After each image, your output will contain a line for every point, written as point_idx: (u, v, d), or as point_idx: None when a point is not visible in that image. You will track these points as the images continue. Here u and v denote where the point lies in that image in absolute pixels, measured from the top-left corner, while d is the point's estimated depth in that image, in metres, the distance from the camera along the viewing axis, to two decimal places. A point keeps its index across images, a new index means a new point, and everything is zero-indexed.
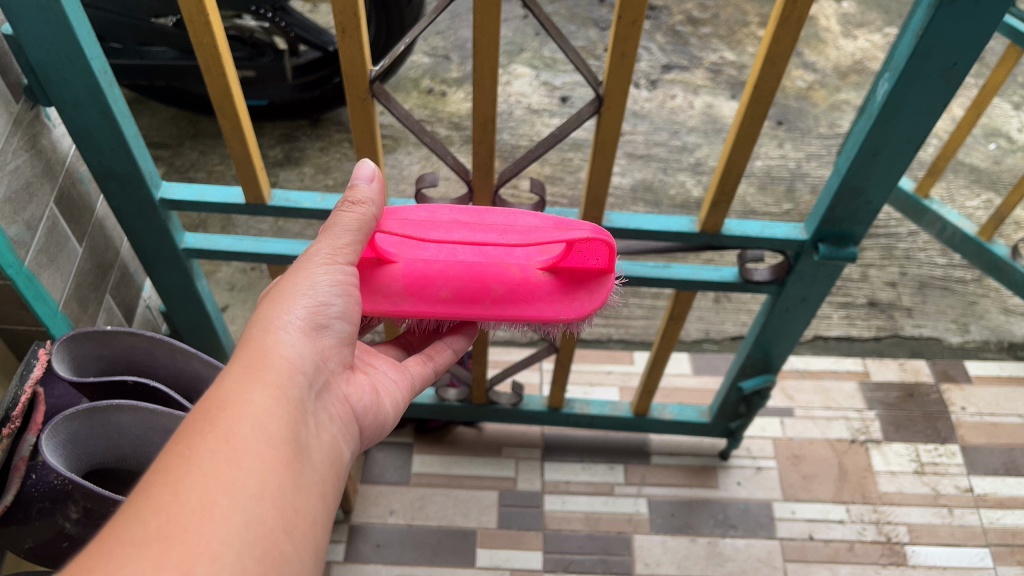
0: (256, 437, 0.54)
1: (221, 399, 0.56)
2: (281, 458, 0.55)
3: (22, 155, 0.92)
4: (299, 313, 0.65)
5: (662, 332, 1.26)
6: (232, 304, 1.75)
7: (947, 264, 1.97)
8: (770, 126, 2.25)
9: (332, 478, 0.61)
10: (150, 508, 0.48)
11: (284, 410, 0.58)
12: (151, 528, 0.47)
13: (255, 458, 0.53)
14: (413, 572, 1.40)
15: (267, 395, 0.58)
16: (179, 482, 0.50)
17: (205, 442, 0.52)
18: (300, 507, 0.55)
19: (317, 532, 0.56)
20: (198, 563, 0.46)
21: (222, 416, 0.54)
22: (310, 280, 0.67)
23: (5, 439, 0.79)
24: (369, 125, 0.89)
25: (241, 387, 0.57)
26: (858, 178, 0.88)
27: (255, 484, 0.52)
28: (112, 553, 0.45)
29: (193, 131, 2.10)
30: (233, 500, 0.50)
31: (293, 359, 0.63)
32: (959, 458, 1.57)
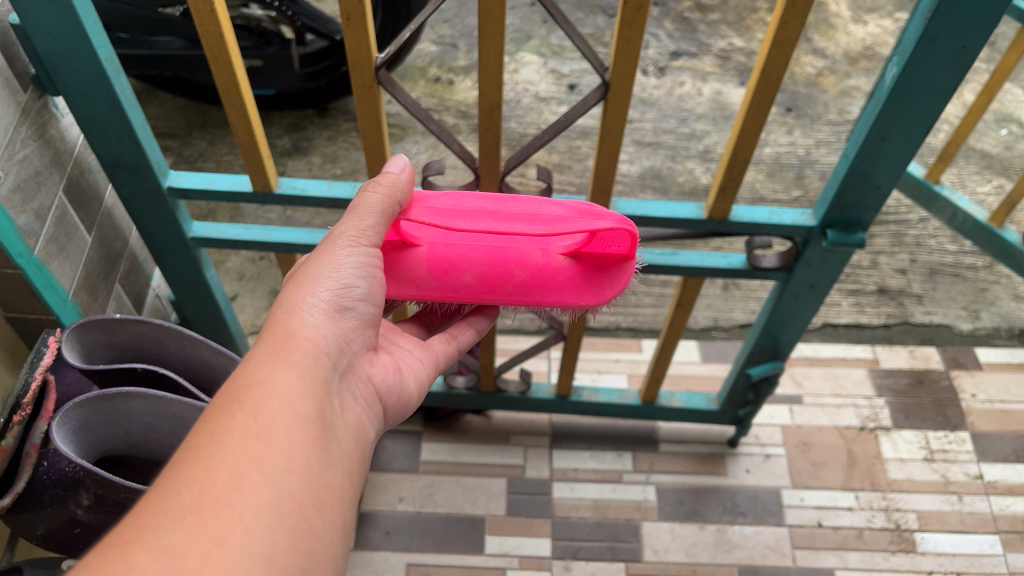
0: (283, 415, 0.55)
1: (248, 379, 0.56)
2: (308, 436, 0.55)
3: (30, 144, 0.92)
4: (322, 294, 0.65)
5: (671, 319, 1.26)
6: (241, 294, 1.76)
7: (958, 251, 1.96)
8: (779, 113, 2.24)
9: (357, 458, 0.61)
10: (183, 482, 0.49)
11: (309, 390, 0.58)
12: (183, 503, 0.48)
13: (283, 436, 0.54)
14: (422, 558, 1.41)
15: (293, 375, 0.58)
16: (210, 458, 0.50)
17: (233, 420, 0.53)
18: (328, 482, 0.55)
19: (345, 508, 0.56)
20: (230, 535, 0.47)
21: (250, 395, 0.55)
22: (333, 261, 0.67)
23: (16, 427, 0.79)
24: (376, 113, 0.89)
25: (266, 368, 0.58)
26: (866, 164, 0.87)
27: (283, 460, 0.53)
28: (147, 527, 0.46)
29: (201, 121, 2.11)
30: (263, 476, 0.51)
31: (316, 341, 0.63)
32: (969, 445, 1.56)
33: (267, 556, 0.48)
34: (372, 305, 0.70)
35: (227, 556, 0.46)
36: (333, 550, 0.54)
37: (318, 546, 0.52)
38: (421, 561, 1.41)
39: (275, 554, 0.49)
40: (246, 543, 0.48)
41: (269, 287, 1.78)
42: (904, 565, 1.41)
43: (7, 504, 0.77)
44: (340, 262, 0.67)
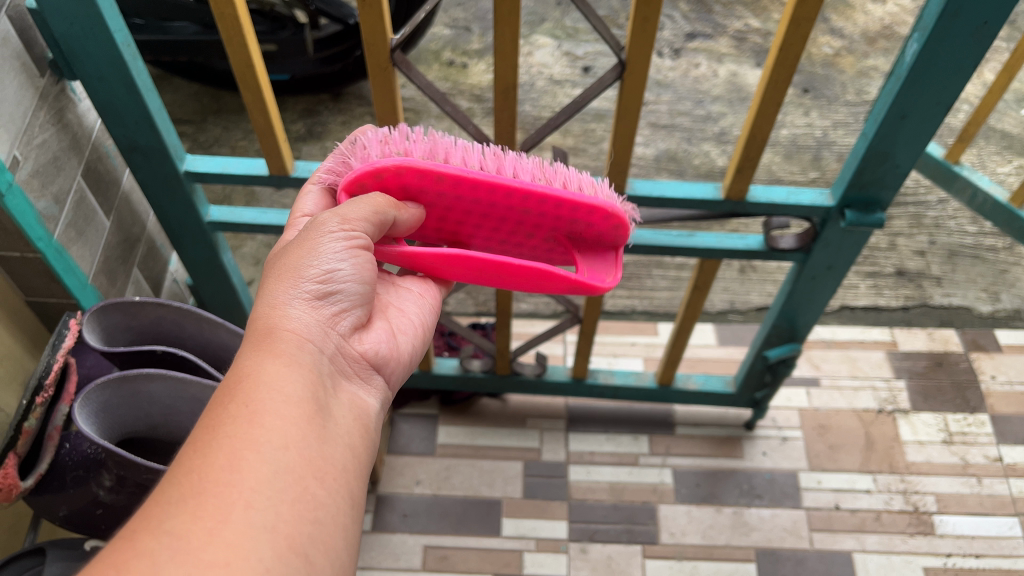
0: (275, 398, 0.55)
1: (236, 374, 0.56)
2: (303, 414, 0.55)
3: (49, 129, 0.93)
4: (305, 285, 0.64)
5: (686, 301, 1.25)
6: (257, 278, 1.77)
7: (978, 232, 1.94)
8: (796, 94, 2.22)
9: (359, 432, 0.62)
10: (183, 471, 0.50)
11: (298, 375, 0.58)
12: (185, 489, 0.48)
13: (277, 416, 0.54)
14: (439, 541, 1.42)
15: (280, 364, 0.58)
16: (207, 446, 0.51)
17: (226, 410, 0.53)
18: (328, 456, 0.55)
19: (350, 479, 0.56)
20: (231, 511, 0.48)
21: (240, 386, 0.55)
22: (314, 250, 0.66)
23: (39, 407, 0.81)
24: (391, 95, 0.88)
25: (254, 360, 0.58)
26: (885, 142, 0.86)
27: (279, 437, 0.53)
28: (153, 514, 0.47)
29: (215, 107, 2.11)
30: (259, 454, 0.51)
31: (300, 330, 0.62)
32: (988, 428, 1.55)
33: (272, 527, 0.48)
34: (363, 285, 0.69)
35: (230, 532, 0.47)
36: (342, 519, 0.54)
37: (324, 515, 0.52)
38: (438, 543, 1.41)
39: (279, 524, 0.49)
40: (248, 517, 0.48)
41: None
42: (922, 547, 1.41)
43: (30, 486, 0.80)
44: (321, 249, 0.65)
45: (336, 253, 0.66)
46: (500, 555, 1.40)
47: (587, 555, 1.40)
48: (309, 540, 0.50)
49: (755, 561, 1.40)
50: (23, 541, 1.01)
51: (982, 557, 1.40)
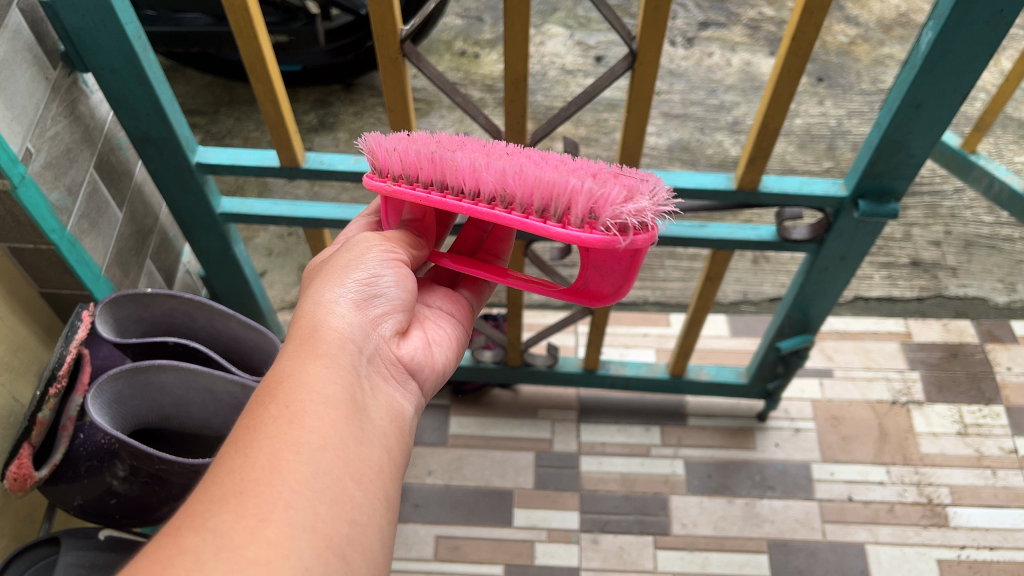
0: (315, 399, 0.54)
1: (278, 375, 0.56)
2: (341, 415, 0.54)
3: (61, 121, 0.93)
4: (347, 289, 0.65)
5: (698, 292, 1.24)
6: (270, 270, 1.77)
7: (994, 222, 1.92)
8: (811, 83, 2.20)
9: (396, 435, 0.60)
10: (224, 471, 0.48)
11: (338, 376, 0.57)
12: (226, 488, 0.47)
13: (316, 417, 0.52)
14: (451, 531, 1.42)
15: (321, 365, 0.57)
16: (248, 446, 0.50)
17: (267, 411, 0.52)
18: (365, 458, 0.54)
19: (386, 483, 0.54)
20: (272, 511, 0.46)
21: (280, 387, 0.54)
22: (360, 263, 0.68)
23: (53, 399, 0.81)
24: (401, 85, 0.88)
25: (295, 361, 0.57)
26: (900, 132, 0.85)
27: (318, 439, 0.51)
28: (195, 514, 0.46)
29: (228, 98, 2.12)
30: (299, 454, 0.50)
31: (342, 330, 0.62)
32: (1004, 419, 1.54)
33: (312, 527, 0.47)
34: (402, 291, 0.69)
35: (271, 531, 0.45)
36: (378, 521, 0.52)
37: (360, 517, 0.50)
38: (449, 533, 1.42)
39: (319, 524, 0.47)
40: (289, 516, 0.46)
41: (298, 263, 1.79)
42: (936, 539, 1.40)
43: (44, 476, 0.81)
44: (363, 260, 0.68)
45: (376, 262, 0.68)
46: (512, 546, 1.40)
47: (598, 546, 1.40)
48: (347, 540, 0.48)
49: (768, 552, 1.40)
50: (38, 529, 1.02)
51: (997, 549, 1.39)
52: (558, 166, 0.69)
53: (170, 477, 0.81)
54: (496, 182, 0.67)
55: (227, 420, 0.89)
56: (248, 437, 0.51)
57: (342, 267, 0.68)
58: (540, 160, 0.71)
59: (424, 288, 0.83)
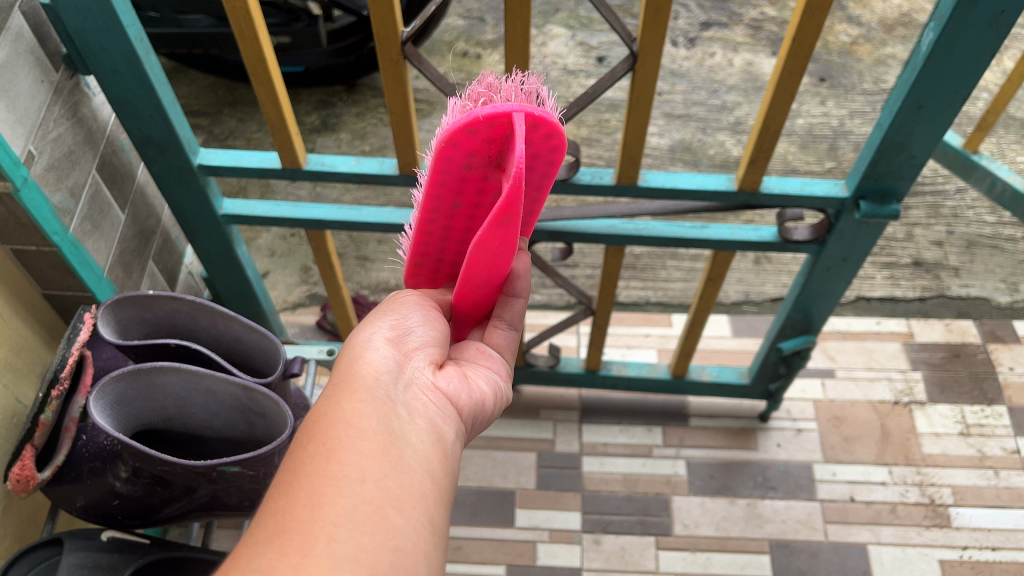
0: (351, 434, 0.53)
1: (316, 415, 0.55)
2: (379, 446, 0.53)
3: (63, 124, 0.93)
4: (379, 329, 0.67)
5: (700, 293, 1.24)
6: (272, 271, 1.78)
7: (997, 222, 1.92)
8: (813, 83, 2.19)
9: (439, 459, 0.57)
10: (268, 514, 0.47)
11: (374, 408, 0.56)
12: (269, 530, 0.46)
13: (353, 450, 0.51)
14: (453, 531, 1.42)
15: (357, 398, 0.57)
16: (288, 487, 0.49)
17: (305, 451, 0.51)
18: (408, 484, 0.52)
19: (432, 509, 0.52)
20: (313, 546, 0.45)
21: (317, 426, 0.54)
22: (392, 311, 0.70)
23: (56, 401, 0.82)
24: (402, 87, 0.88)
25: (331, 399, 0.57)
26: (901, 133, 0.85)
27: (357, 471, 0.50)
28: (240, 558, 0.45)
29: (230, 99, 2.12)
30: (339, 488, 0.48)
31: (376, 363, 0.63)
32: (1007, 419, 1.54)
33: (355, 558, 0.45)
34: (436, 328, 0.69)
35: (313, 565, 0.44)
36: (426, 547, 0.49)
37: (406, 543, 0.48)
38: (452, 534, 1.42)
39: (362, 554, 0.46)
40: (331, 550, 0.45)
41: (300, 264, 1.80)
42: (938, 540, 1.40)
43: (47, 478, 0.82)
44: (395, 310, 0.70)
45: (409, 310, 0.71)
46: (514, 546, 1.41)
47: (600, 546, 1.41)
48: (394, 568, 0.47)
49: (769, 553, 1.40)
50: (42, 529, 1.03)
51: (999, 550, 1.39)
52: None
53: (173, 478, 0.81)
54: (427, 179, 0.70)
55: (229, 421, 0.89)
56: (290, 477, 0.50)
57: (377, 314, 0.70)
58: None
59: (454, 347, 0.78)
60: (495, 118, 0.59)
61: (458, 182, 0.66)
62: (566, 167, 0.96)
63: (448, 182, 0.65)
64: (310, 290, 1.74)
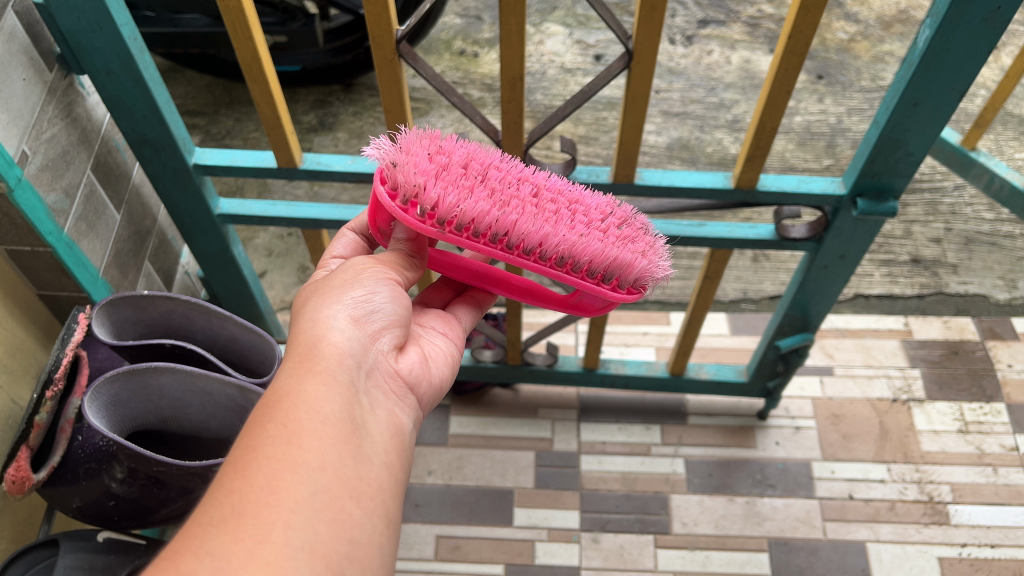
0: (313, 418, 0.53)
1: (277, 393, 0.55)
2: (339, 434, 0.54)
3: (58, 124, 0.93)
4: (344, 306, 0.65)
5: (698, 291, 1.24)
6: (270, 270, 1.78)
7: (995, 219, 1.91)
8: (811, 80, 2.19)
9: (396, 450, 0.59)
10: (223, 493, 0.48)
11: (337, 393, 0.56)
12: (224, 511, 0.47)
13: (315, 436, 0.52)
14: (452, 530, 1.42)
15: (320, 382, 0.56)
16: (246, 467, 0.49)
17: (266, 431, 0.52)
18: (365, 475, 0.53)
19: (386, 500, 0.54)
20: (269, 532, 0.46)
21: (278, 406, 0.54)
22: (355, 284, 0.67)
23: (51, 402, 0.83)
24: (397, 86, 0.88)
25: (293, 379, 0.57)
26: (897, 131, 0.85)
27: (317, 459, 0.51)
28: (194, 537, 0.46)
29: (228, 99, 2.12)
30: (299, 475, 0.49)
31: (340, 345, 0.61)
32: (1005, 416, 1.54)
33: (310, 547, 0.47)
34: (399, 308, 0.68)
35: (269, 553, 0.45)
36: (380, 539, 0.52)
37: (361, 535, 0.50)
38: (450, 533, 1.42)
39: (318, 544, 0.47)
40: (286, 538, 0.46)
41: (297, 263, 1.79)
42: (937, 537, 1.40)
43: (43, 479, 0.81)
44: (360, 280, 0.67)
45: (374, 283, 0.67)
46: (513, 545, 1.41)
47: (599, 545, 1.40)
48: (347, 558, 0.48)
49: (768, 551, 1.40)
50: (38, 531, 1.02)
51: (998, 547, 1.39)
52: (610, 229, 0.77)
53: (167, 479, 0.81)
54: (563, 245, 0.74)
55: (225, 422, 0.89)
56: (248, 456, 0.51)
57: (338, 286, 0.67)
58: (582, 207, 0.78)
59: (420, 317, 0.80)
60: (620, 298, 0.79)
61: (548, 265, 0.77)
62: (562, 165, 0.96)
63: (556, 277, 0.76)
64: None
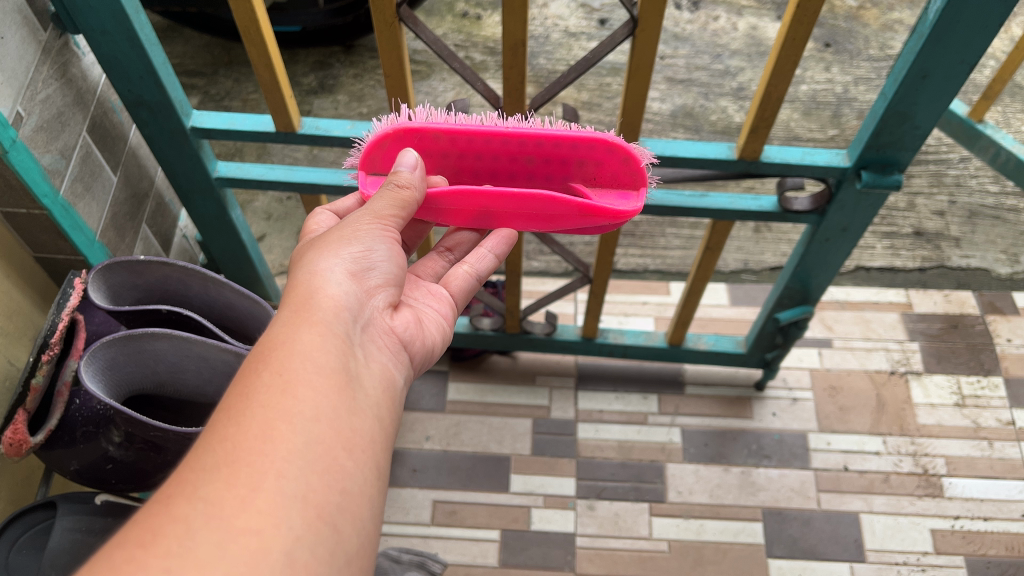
0: (308, 368, 0.53)
1: (273, 341, 0.55)
2: (335, 385, 0.53)
3: (53, 84, 0.92)
4: (342, 258, 0.64)
5: (698, 261, 1.23)
6: (269, 234, 1.77)
7: (1000, 192, 1.89)
8: (817, 48, 2.16)
9: (388, 404, 0.59)
10: (217, 439, 0.48)
11: (333, 345, 0.56)
12: (219, 456, 0.47)
13: (310, 387, 0.52)
14: (448, 496, 1.43)
15: (316, 332, 0.56)
16: (241, 414, 0.49)
17: (261, 379, 0.52)
18: (358, 427, 0.53)
19: (376, 453, 0.54)
20: (262, 480, 0.46)
21: (274, 354, 0.53)
22: (357, 236, 0.66)
23: (47, 365, 0.82)
24: (397, 50, 0.86)
25: (288, 328, 0.56)
26: (905, 103, 0.84)
27: (313, 408, 0.51)
28: (189, 481, 0.46)
29: (227, 59, 2.09)
30: (293, 424, 0.49)
31: (338, 298, 0.61)
32: (1002, 391, 1.54)
33: (302, 496, 0.47)
34: (398, 265, 0.68)
35: (262, 500, 0.45)
36: (371, 491, 0.52)
37: (353, 487, 0.50)
38: (447, 498, 1.43)
39: (310, 494, 0.47)
40: (280, 486, 0.46)
41: (297, 228, 1.78)
42: (930, 509, 1.41)
43: (40, 442, 0.81)
44: (360, 233, 0.66)
45: (373, 234, 0.66)
46: (508, 511, 1.42)
47: (594, 512, 1.42)
48: (339, 509, 0.48)
49: (762, 520, 1.41)
50: (37, 493, 1.03)
51: (991, 520, 1.40)
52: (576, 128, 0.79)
53: (165, 443, 0.81)
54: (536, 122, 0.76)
55: (221, 387, 0.88)
56: (242, 404, 0.51)
57: (338, 239, 0.66)
58: None
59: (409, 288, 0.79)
60: (624, 149, 0.74)
61: (539, 150, 0.75)
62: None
63: (550, 141, 0.74)
64: None
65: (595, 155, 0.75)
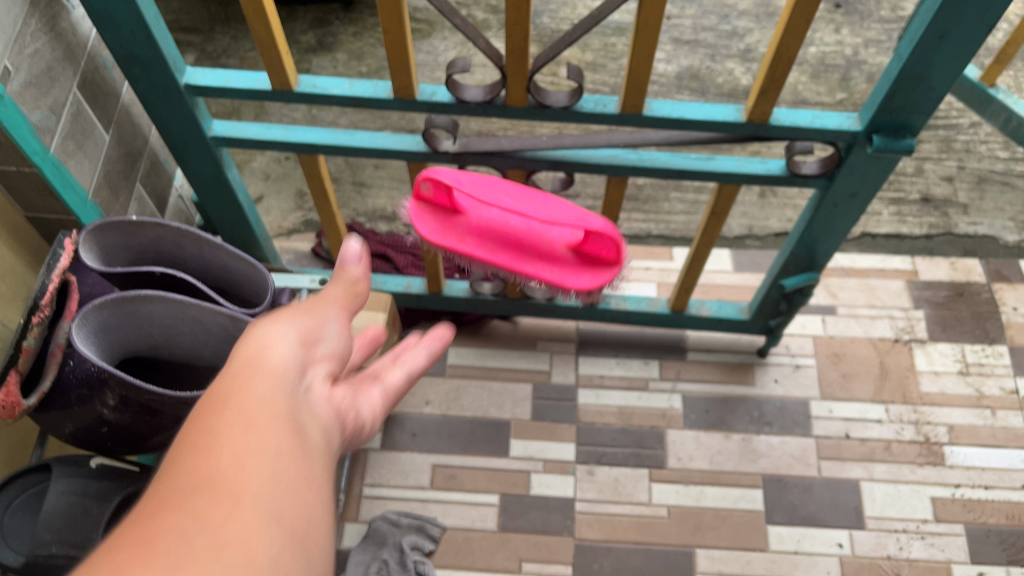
0: (270, 433, 0.41)
1: (217, 394, 0.42)
2: (300, 456, 0.41)
3: (41, 38, 0.89)
4: (295, 322, 0.49)
5: (704, 225, 1.21)
6: (267, 195, 1.74)
7: (1010, 158, 1.85)
8: (827, 9, 2.11)
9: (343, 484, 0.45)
10: (152, 512, 0.35)
11: (291, 409, 0.44)
12: (157, 537, 0.34)
13: (274, 455, 0.40)
14: (448, 460, 1.43)
15: (272, 390, 0.43)
16: (186, 484, 0.37)
17: (208, 443, 0.39)
18: (326, 512, 0.41)
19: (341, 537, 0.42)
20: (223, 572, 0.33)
21: (221, 410, 0.41)
22: (308, 309, 0.51)
23: (37, 330, 0.78)
24: (396, 5, 0.83)
25: (236, 383, 0.43)
26: (920, 65, 0.81)
27: (276, 484, 0.39)
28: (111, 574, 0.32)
29: (224, 15, 2.04)
30: (256, 500, 0.37)
31: (288, 358, 0.46)
32: (1007, 359, 1.53)
33: None
34: (347, 341, 0.53)
35: None
36: None
37: None
38: (446, 462, 1.43)
39: None
40: None
41: (295, 189, 1.76)
42: (931, 478, 1.41)
43: (33, 404, 0.79)
44: (317, 304, 0.51)
45: (330, 310, 0.52)
46: (508, 475, 1.42)
47: (594, 478, 1.42)
48: None
49: (762, 488, 1.41)
50: (31, 455, 1.02)
51: (992, 489, 1.40)
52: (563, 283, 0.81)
53: (161, 407, 0.80)
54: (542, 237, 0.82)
55: (218, 351, 0.87)
56: (178, 477, 0.37)
57: (284, 310, 0.50)
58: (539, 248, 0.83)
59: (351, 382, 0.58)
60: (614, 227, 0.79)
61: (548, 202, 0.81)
62: (484, 90, 0.92)
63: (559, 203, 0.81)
64: (306, 216, 1.72)
65: (592, 253, 0.80)
